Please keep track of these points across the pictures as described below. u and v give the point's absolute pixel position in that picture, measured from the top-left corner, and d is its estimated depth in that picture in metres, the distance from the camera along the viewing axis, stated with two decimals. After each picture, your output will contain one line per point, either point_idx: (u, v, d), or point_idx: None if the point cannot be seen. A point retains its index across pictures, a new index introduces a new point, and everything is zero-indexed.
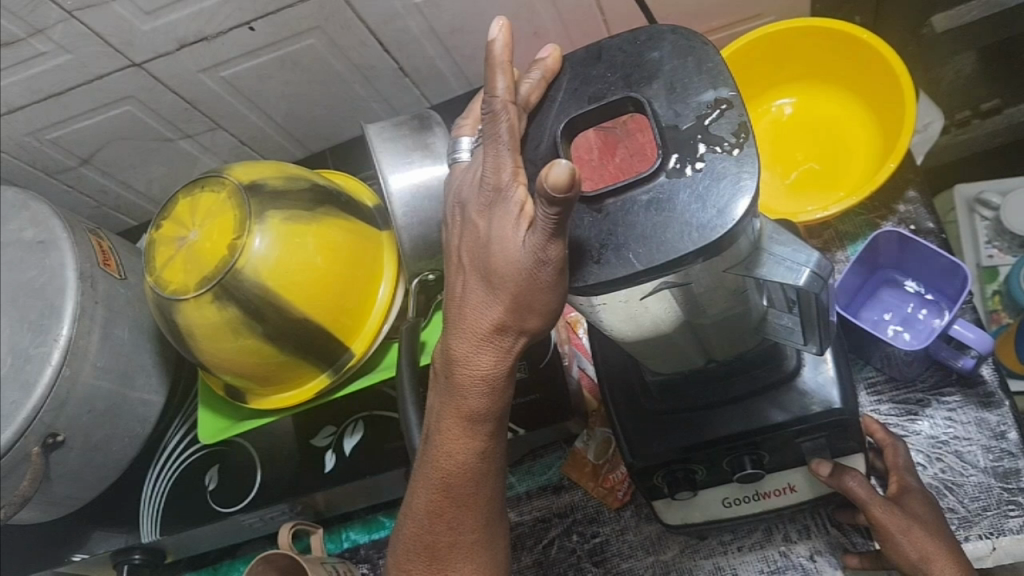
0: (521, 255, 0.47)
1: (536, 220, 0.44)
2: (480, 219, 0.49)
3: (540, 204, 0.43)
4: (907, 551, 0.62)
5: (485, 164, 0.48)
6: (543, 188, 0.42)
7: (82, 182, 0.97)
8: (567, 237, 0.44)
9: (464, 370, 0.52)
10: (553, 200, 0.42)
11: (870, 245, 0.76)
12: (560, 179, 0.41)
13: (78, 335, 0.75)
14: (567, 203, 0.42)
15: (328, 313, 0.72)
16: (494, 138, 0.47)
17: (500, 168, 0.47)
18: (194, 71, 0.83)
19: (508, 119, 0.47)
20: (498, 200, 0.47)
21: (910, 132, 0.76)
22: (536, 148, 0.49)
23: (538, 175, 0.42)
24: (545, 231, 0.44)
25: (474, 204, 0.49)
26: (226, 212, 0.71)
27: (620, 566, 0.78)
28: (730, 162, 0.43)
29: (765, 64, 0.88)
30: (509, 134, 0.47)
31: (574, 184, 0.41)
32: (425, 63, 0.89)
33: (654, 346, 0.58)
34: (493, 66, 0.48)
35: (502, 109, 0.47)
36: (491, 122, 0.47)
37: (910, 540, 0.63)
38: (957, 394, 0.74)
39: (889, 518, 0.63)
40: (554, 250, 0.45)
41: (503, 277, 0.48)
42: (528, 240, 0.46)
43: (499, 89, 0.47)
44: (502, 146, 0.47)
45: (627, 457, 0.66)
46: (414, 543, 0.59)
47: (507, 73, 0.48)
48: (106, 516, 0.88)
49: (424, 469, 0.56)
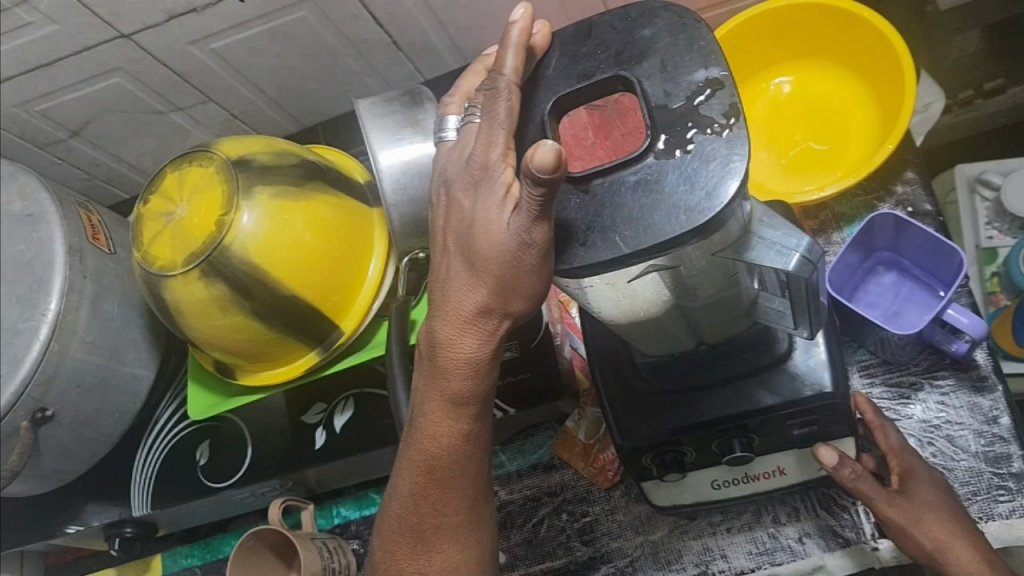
0: (505, 238, 0.46)
1: (520, 201, 0.44)
2: (465, 198, 0.48)
3: (525, 184, 0.42)
4: (923, 543, 0.63)
5: (475, 142, 0.47)
6: (528, 169, 0.41)
7: (73, 154, 0.96)
8: (552, 219, 0.44)
9: (447, 353, 0.51)
10: (538, 180, 0.41)
11: (866, 227, 0.76)
12: (545, 160, 0.40)
13: (67, 309, 0.74)
14: (553, 182, 0.41)
15: (317, 290, 0.71)
16: (489, 116, 0.47)
17: (489, 146, 0.46)
18: (184, 43, 0.82)
19: (509, 98, 0.46)
20: (484, 179, 0.47)
21: (910, 111, 0.74)
22: (525, 126, 0.48)
23: (523, 155, 0.42)
24: (530, 212, 0.44)
25: (459, 183, 0.49)
26: (214, 186, 0.70)
27: (609, 546, 0.78)
28: (720, 143, 0.42)
29: (764, 40, 0.87)
30: (508, 114, 0.46)
31: (560, 164, 0.41)
32: (419, 37, 0.87)
33: (643, 328, 0.58)
34: (505, 43, 0.47)
35: (506, 88, 0.46)
36: (491, 100, 0.47)
37: (923, 531, 0.63)
38: (950, 378, 0.73)
39: (897, 512, 0.64)
40: (538, 231, 0.44)
41: (487, 259, 0.47)
42: (512, 222, 0.46)
43: (508, 68, 0.46)
44: (497, 124, 0.46)
45: (617, 439, 0.66)
46: (399, 526, 0.59)
47: (518, 51, 0.47)
48: (98, 489, 0.88)
49: (409, 452, 0.56)
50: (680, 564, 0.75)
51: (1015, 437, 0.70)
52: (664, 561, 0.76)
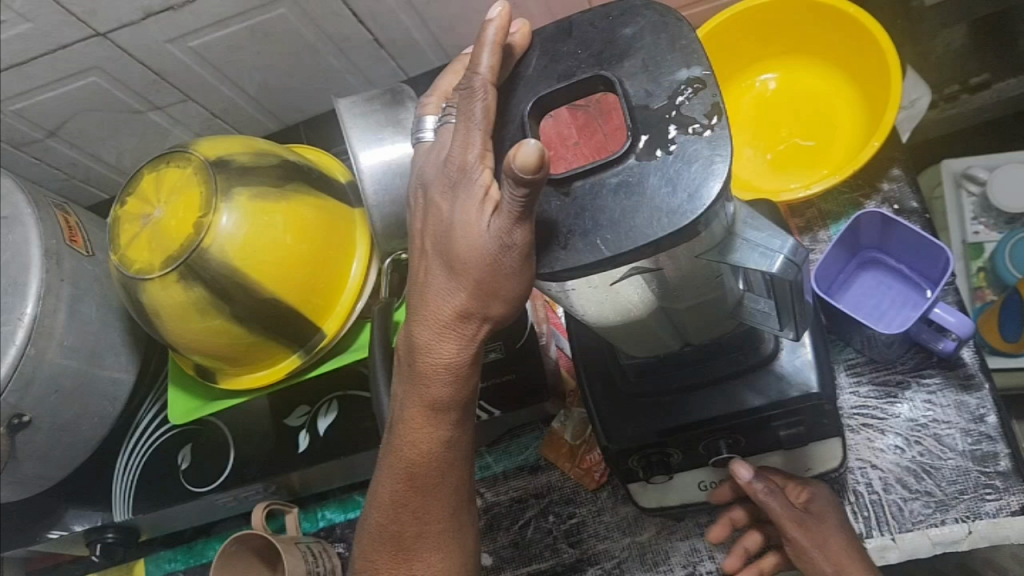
0: (484, 240, 0.45)
1: (502, 203, 0.43)
2: (442, 200, 0.47)
3: (506, 184, 0.41)
4: (823, 565, 0.64)
5: (453, 143, 0.46)
6: (511, 169, 0.40)
7: (51, 154, 0.95)
8: (533, 221, 0.43)
9: (427, 358, 0.51)
10: (521, 181, 0.40)
11: (853, 225, 0.75)
12: (528, 159, 0.39)
13: (44, 312, 0.73)
14: (535, 183, 0.40)
15: (298, 292, 0.70)
16: (468, 116, 0.46)
17: (467, 148, 0.46)
18: (161, 42, 0.81)
19: (485, 98, 0.45)
20: (462, 182, 0.46)
21: (897, 108, 0.74)
22: (504, 126, 0.47)
23: (505, 155, 0.41)
24: (511, 214, 0.43)
25: (437, 185, 0.48)
26: (192, 188, 0.69)
27: (596, 548, 0.77)
28: (702, 144, 0.41)
29: (748, 36, 0.86)
30: (484, 114, 0.45)
31: (542, 164, 0.40)
32: (401, 33, 0.86)
33: (627, 329, 0.57)
34: (480, 42, 0.46)
35: (481, 87, 0.45)
36: (467, 99, 0.46)
37: (824, 556, 0.64)
38: (937, 376, 0.73)
39: (804, 535, 0.65)
40: (519, 233, 0.43)
41: (466, 263, 0.47)
42: (492, 224, 0.45)
43: (483, 67, 0.46)
44: (474, 124, 0.45)
45: (602, 441, 0.65)
46: (380, 533, 0.58)
47: (494, 50, 0.46)
48: (79, 494, 0.87)
49: (389, 458, 0.55)
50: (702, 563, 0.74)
51: (1002, 435, 0.70)
52: (651, 562, 0.75)
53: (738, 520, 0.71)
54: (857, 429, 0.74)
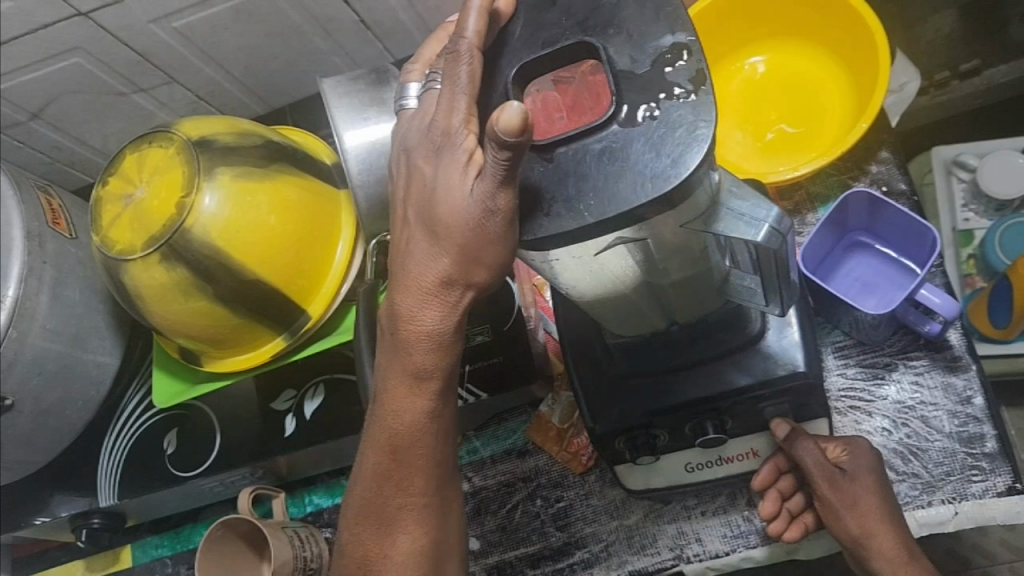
0: (466, 204, 0.45)
1: (485, 165, 0.43)
2: (426, 164, 0.47)
3: (489, 148, 0.41)
4: (851, 526, 0.65)
5: (439, 106, 0.46)
6: (494, 132, 0.39)
7: (33, 137, 0.94)
8: (516, 185, 0.43)
9: (409, 326, 0.50)
10: (502, 144, 0.40)
11: (840, 205, 0.75)
12: (512, 123, 0.39)
13: (26, 295, 0.72)
14: (519, 148, 0.40)
15: (284, 271, 0.69)
16: (453, 80, 0.45)
17: (453, 111, 0.45)
18: (145, 21, 0.80)
19: (470, 62, 0.45)
20: (446, 145, 0.45)
21: (885, 89, 0.73)
22: (491, 90, 0.46)
23: (489, 118, 0.40)
24: (494, 178, 0.42)
25: (420, 149, 0.47)
26: (174, 168, 0.68)
27: (584, 531, 0.77)
28: (687, 109, 0.40)
29: (735, 18, 0.86)
30: (470, 79, 0.45)
31: (527, 128, 0.39)
32: (388, 15, 0.86)
33: (613, 302, 0.57)
34: (466, 8, 0.46)
35: (467, 51, 0.45)
36: (453, 63, 0.45)
37: (854, 517, 0.65)
38: (924, 358, 0.73)
39: (833, 493, 0.66)
40: (502, 199, 0.43)
41: (449, 227, 0.46)
42: (475, 187, 0.44)
43: (470, 31, 0.45)
44: (459, 88, 0.45)
45: (589, 423, 0.64)
46: (363, 506, 0.58)
47: (480, 14, 0.45)
48: (64, 479, 0.86)
49: (373, 429, 0.55)
50: (741, 531, 0.72)
51: (988, 417, 0.70)
52: (639, 545, 0.75)
53: (781, 489, 0.69)
54: (844, 411, 0.74)
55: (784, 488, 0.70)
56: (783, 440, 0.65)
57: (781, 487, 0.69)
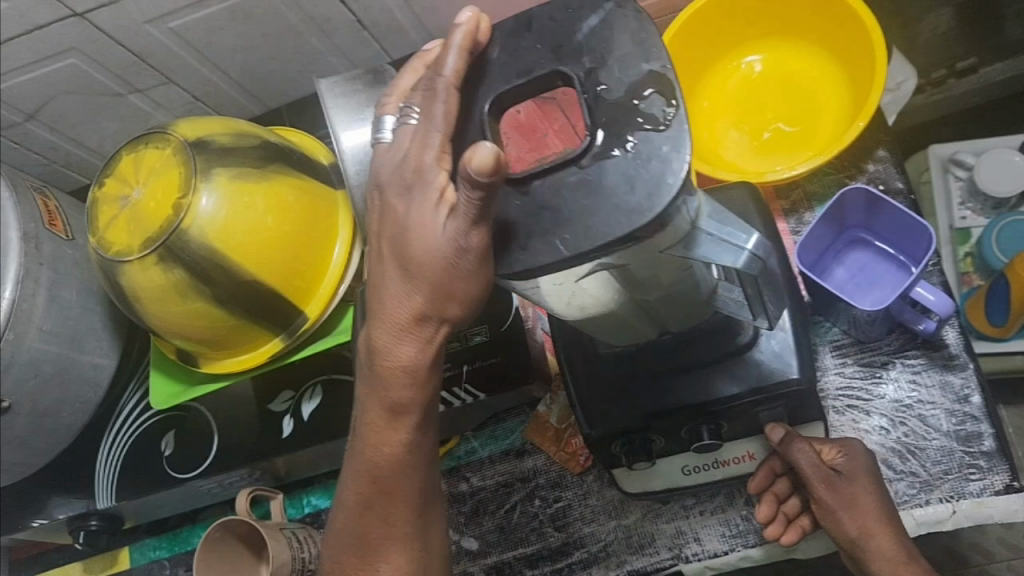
0: (439, 243, 0.46)
1: (459, 205, 0.44)
2: (397, 201, 0.48)
3: (463, 187, 0.43)
4: (848, 527, 0.65)
5: (411, 144, 0.47)
6: (467, 171, 0.41)
7: (29, 138, 0.94)
8: (490, 222, 0.44)
9: (385, 361, 0.51)
10: (477, 181, 0.41)
11: (837, 203, 0.75)
12: (485, 161, 0.40)
13: (22, 297, 0.72)
14: (491, 185, 0.42)
15: (280, 276, 0.69)
16: (428, 119, 0.46)
17: (424, 149, 0.46)
18: (140, 22, 0.79)
19: (446, 100, 0.45)
20: (417, 184, 0.47)
21: (881, 88, 0.73)
22: (465, 130, 0.47)
23: (461, 157, 0.42)
24: (468, 216, 0.44)
25: (392, 187, 0.48)
26: (171, 169, 0.68)
27: (582, 531, 0.77)
28: (663, 141, 0.41)
29: (731, 18, 0.86)
30: (444, 117, 0.45)
31: (501, 166, 0.41)
32: (384, 15, 0.86)
33: (599, 320, 0.57)
34: (446, 44, 0.45)
35: (443, 90, 0.45)
36: (428, 100, 0.46)
37: (852, 517, 0.65)
38: (921, 356, 0.73)
39: (831, 494, 0.66)
40: (476, 235, 0.45)
41: (421, 265, 0.47)
42: (449, 226, 0.46)
43: (448, 69, 0.45)
44: (433, 127, 0.46)
45: (585, 428, 0.64)
46: (344, 537, 0.59)
47: (459, 53, 0.45)
48: (61, 482, 0.86)
49: (353, 462, 0.57)
50: (740, 531, 0.72)
51: (986, 415, 0.70)
52: (638, 545, 0.75)
53: (778, 493, 0.70)
54: (842, 410, 0.74)
55: (780, 491, 0.70)
56: (777, 444, 0.65)
57: (777, 490, 0.70)
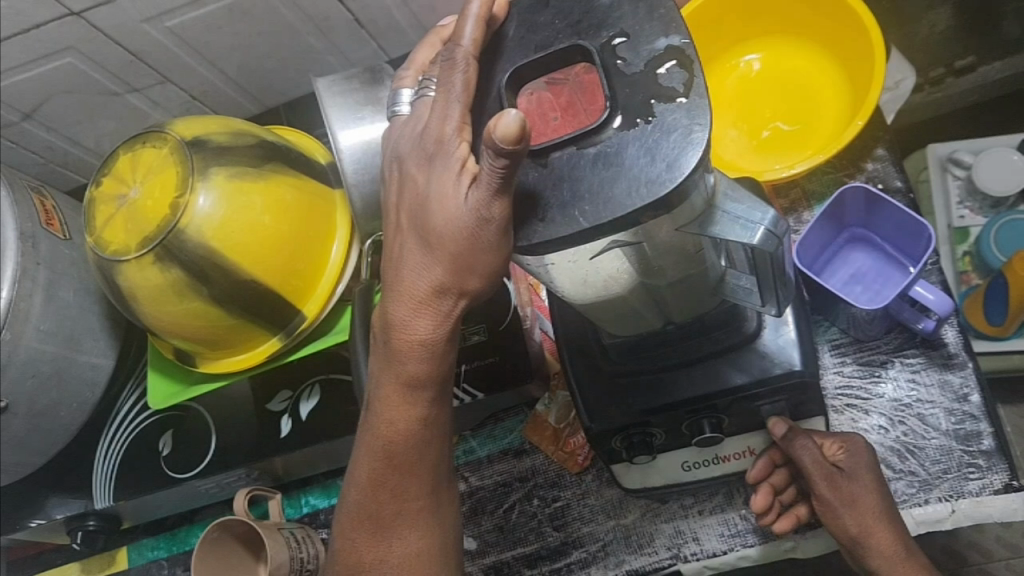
0: (460, 214, 0.45)
1: (481, 174, 0.43)
2: (419, 173, 0.47)
3: (487, 155, 0.41)
4: (849, 525, 0.65)
5: (431, 116, 0.46)
6: (491, 140, 0.39)
7: (26, 137, 0.93)
8: (512, 194, 0.43)
9: (402, 335, 0.51)
10: (501, 152, 0.40)
11: (837, 201, 0.75)
12: (510, 130, 0.39)
13: (19, 297, 0.72)
14: (516, 155, 0.40)
15: (277, 274, 0.69)
16: (447, 88, 0.45)
17: (445, 120, 0.45)
18: (137, 21, 0.79)
19: (466, 70, 0.45)
20: (438, 154, 0.46)
21: (880, 87, 0.73)
22: (483, 100, 0.46)
23: (486, 125, 0.40)
24: (490, 186, 0.42)
25: (413, 159, 0.48)
26: (168, 166, 0.68)
27: (580, 531, 0.77)
28: (680, 113, 0.40)
29: (729, 17, 0.86)
30: (464, 87, 0.45)
31: (524, 136, 0.39)
32: (382, 14, 0.85)
33: (610, 306, 0.56)
34: (464, 14, 0.46)
35: (463, 60, 0.45)
36: (447, 71, 0.45)
37: (852, 514, 0.65)
38: (920, 355, 0.73)
39: (832, 491, 0.66)
40: (498, 207, 0.43)
41: (442, 237, 0.46)
42: (470, 197, 0.44)
43: (466, 39, 0.45)
44: (453, 98, 0.45)
45: (586, 421, 0.64)
46: (358, 513, 0.58)
47: (477, 23, 0.45)
48: (59, 482, 0.86)
49: (367, 437, 0.56)
50: (738, 530, 0.72)
51: (985, 415, 0.70)
52: (636, 545, 0.74)
53: (774, 482, 0.69)
54: (841, 410, 0.73)
55: (776, 481, 0.69)
56: (779, 438, 0.65)
57: (774, 480, 0.69)
